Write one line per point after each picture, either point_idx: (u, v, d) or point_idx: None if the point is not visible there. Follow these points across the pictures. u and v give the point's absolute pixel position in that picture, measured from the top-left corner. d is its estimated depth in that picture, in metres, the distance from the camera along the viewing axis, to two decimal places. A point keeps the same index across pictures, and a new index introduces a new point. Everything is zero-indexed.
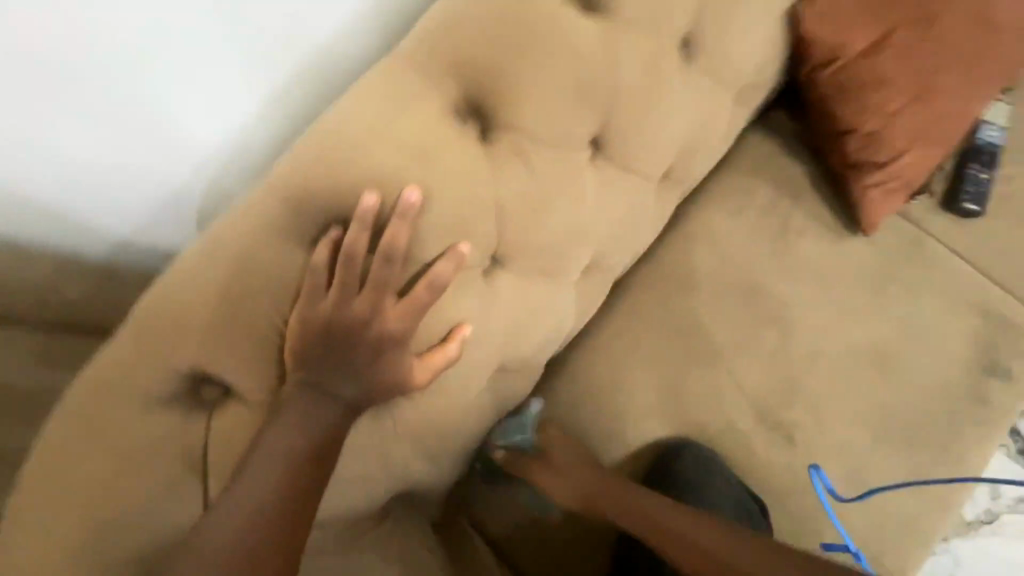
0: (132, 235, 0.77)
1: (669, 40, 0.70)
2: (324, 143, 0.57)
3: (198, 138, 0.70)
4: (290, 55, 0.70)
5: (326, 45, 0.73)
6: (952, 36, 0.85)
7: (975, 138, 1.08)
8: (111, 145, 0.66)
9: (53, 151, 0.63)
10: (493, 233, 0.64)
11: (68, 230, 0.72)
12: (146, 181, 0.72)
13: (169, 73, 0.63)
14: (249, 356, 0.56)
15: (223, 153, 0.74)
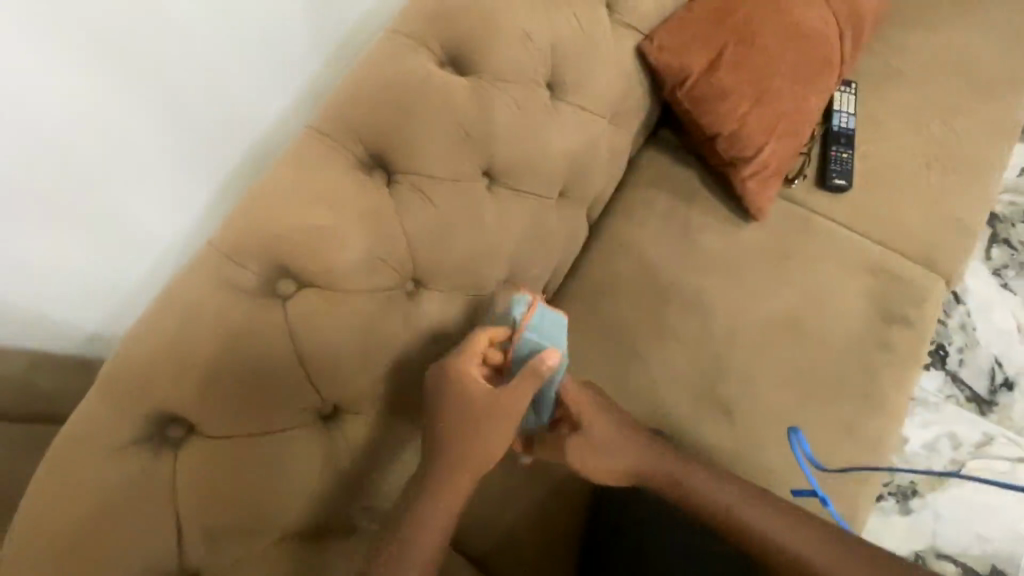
0: (103, 325, 0.89)
1: (535, 84, 0.85)
2: (253, 207, 0.68)
3: (158, 226, 0.86)
4: (219, 149, 0.89)
5: (249, 136, 0.92)
6: (775, 46, 1.03)
7: (832, 125, 1.25)
8: (80, 248, 0.80)
9: (32, 264, 0.76)
10: (407, 260, 0.76)
11: (46, 331, 0.84)
12: (112, 273, 0.86)
13: (124, 182, 0.79)
14: (207, 394, 0.64)
15: (174, 239, 0.90)
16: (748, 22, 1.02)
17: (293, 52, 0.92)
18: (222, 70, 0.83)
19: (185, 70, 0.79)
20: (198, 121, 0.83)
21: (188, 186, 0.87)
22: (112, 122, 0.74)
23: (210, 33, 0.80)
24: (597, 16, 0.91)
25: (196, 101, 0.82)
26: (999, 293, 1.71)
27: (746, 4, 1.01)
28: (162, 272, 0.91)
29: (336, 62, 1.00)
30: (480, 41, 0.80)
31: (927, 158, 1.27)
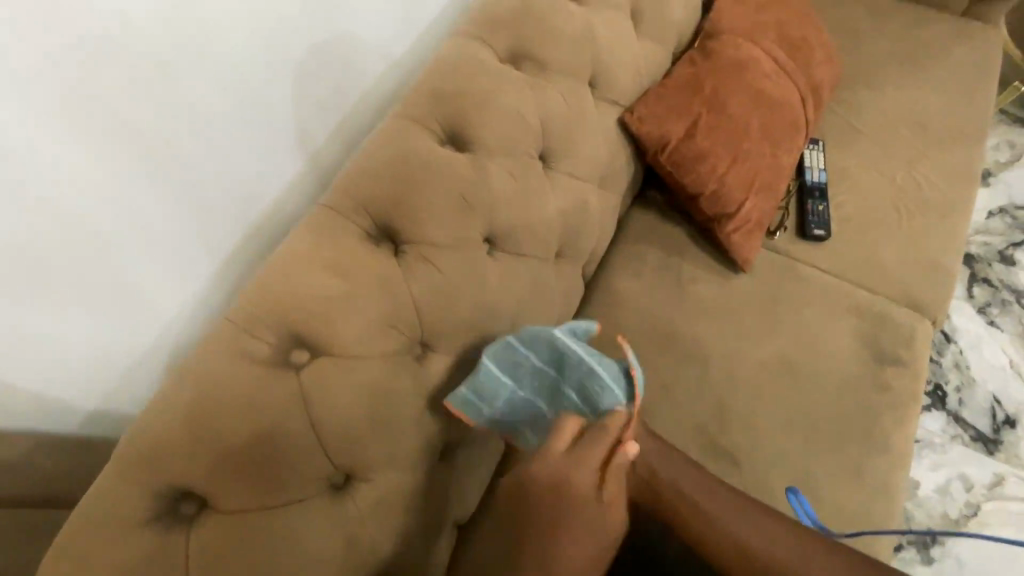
0: (103, 406, 0.89)
1: (529, 156, 0.92)
2: (269, 280, 0.72)
3: (166, 299, 0.89)
4: (228, 227, 0.94)
5: (255, 212, 0.98)
6: (744, 113, 1.13)
7: (805, 180, 1.34)
8: (91, 326, 0.81)
9: (45, 344, 0.77)
10: (414, 326, 0.78)
11: (46, 414, 0.82)
12: (119, 350, 0.86)
13: (138, 258, 0.83)
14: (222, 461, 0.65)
15: (180, 312, 0.93)
16: (718, 93, 1.11)
17: (292, 122, 0.98)
18: (225, 138, 0.88)
19: (204, 155, 0.85)
20: (211, 200, 0.89)
21: (197, 260, 0.92)
22: (117, 187, 0.76)
23: (225, 114, 0.86)
24: (582, 94, 1.00)
25: (199, 167, 0.86)
26: (986, 330, 1.75)
27: (715, 77, 1.11)
28: (153, 338, 0.90)
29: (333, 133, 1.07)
30: (477, 121, 0.87)
31: (898, 206, 1.35)
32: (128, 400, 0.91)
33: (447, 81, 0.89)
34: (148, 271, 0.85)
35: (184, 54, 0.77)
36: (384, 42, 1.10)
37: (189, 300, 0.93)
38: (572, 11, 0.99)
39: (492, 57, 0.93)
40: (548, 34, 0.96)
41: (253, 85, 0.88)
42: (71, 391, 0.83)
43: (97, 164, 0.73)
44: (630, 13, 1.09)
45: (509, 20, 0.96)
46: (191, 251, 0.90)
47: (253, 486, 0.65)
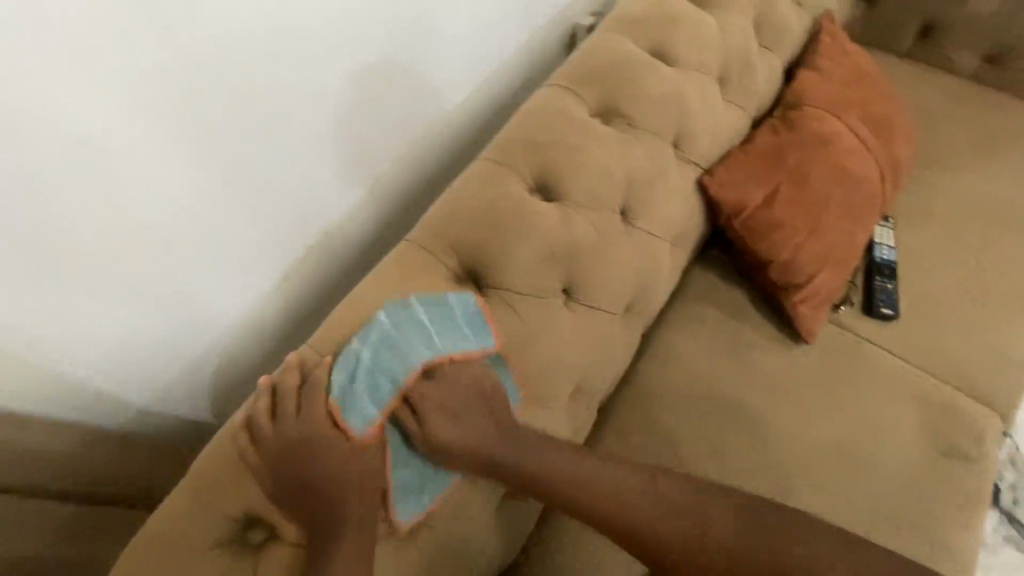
0: (141, 401, 0.93)
1: (612, 211, 0.93)
2: (358, 311, 0.73)
3: (218, 305, 0.95)
4: (279, 241, 1.00)
5: (305, 228, 1.05)
6: (824, 186, 1.12)
7: (875, 256, 1.31)
8: (146, 324, 0.86)
9: (102, 335, 0.81)
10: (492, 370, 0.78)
11: (87, 403, 0.86)
12: (166, 347, 0.91)
13: (198, 264, 0.88)
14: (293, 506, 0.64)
15: (226, 318, 0.98)
16: (799, 165, 1.11)
17: (344, 125, 1.01)
18: (278, 125, 0.89)
19: (269, 173, 0.92)
20: (272, 216, 0.96)
21: (251, 269, 0.98)
22: (176, 191, 0.80)
23: (293, 137, 0.93)
24: (667, 154, 1.00)
25: (252, 151, 0.87)
26: None
27: (797, 148, 1.12)
28: (185, 318, 0.91)
29: (380, 135, 1.12)
30: (566, 171, 0.88)
31: (969, 293, 1.31)
32: (163, 396, 0.96)
33: (539, 130, 0.90)
34: (191, 249, 0.86)
35: (253, 39, 0.80)
36: (436, 58, 1.16)
37: (222, 283, 0.94)
38: (664, 72, 1.01)
39: (585, 111, 0.95)
40: (640, 92, 0.98)
41: (312, 74, 0.91)
42: (103, 365, 0.84)
43: (163, 169, 0.77)
44: (718, 78, 1.11)
45: (603, 75, 0.97)
46: (245, 261, 0.96)
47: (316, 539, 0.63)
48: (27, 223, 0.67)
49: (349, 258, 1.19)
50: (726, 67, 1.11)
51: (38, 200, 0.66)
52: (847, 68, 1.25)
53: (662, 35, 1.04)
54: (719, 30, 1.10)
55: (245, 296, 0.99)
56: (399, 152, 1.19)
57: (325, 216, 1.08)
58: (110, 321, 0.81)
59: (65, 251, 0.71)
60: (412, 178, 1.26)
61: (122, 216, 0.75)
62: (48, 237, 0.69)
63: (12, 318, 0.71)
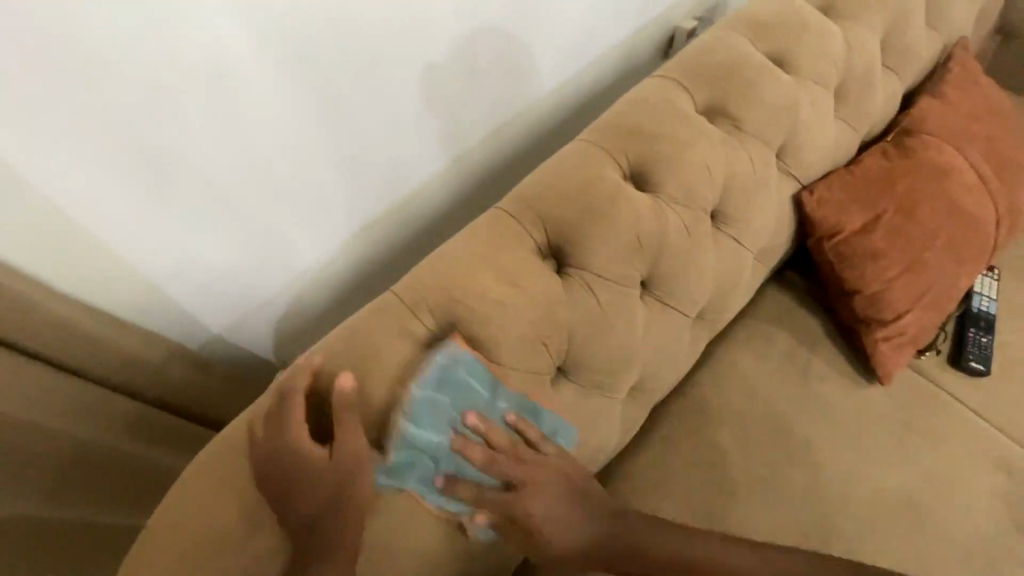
0: (218, 326, 0.99)
1: (703, 211, 0.90)
2: (442, 268, 0.75)
3: (299, 246, 1.00)
4: (364, 195, 1.05)
5: (390, 188, 1.09)
6: (932, 222, 1.05)
7: (971, 306, 1.22)
8: (236, 253, 0.92)
9: (196, 257, 0.87)
10: (560, 349, 0.79)
11: (173, 320, 0.92)
12: (247, 278, 0.97)
13: (290, 204, 0.93)
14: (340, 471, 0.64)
15: (304, 259, 1.03)
16: (907, 196, 1.04)
17: (447, 92, 1.05)
18: (385, 81, 0.93)
19: (370, 128, 0.97)
20: (364, 170, 1.01)
21: (336, 218, 1.03)
22: (286, 130, 0.85)
23: (397, 96, 0.97)
24: (768, 163, 0.97)
25: (357, 94, 0.91)
26: None
27: (909, 178, 1.05)
28: (272, 248, 0.96)
29: (476, 100, 1.13)
30: (665, 165, 0.87)
31: None
32: (236, 325, 1.02)
33: (643, 119, 0.88)
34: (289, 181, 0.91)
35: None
36: (540, 33, 1.16)
37: (307, 221, 0.98)
38: (781, 78, 0.97)
39: (691, 105, 0.92)
40: (752, 95, 0.94)
41: (422, 25, 0.93)
42: (197, 279, 0.89)
43: (278, 107, 0.82)
44: (836, 92, 1.05)
45: (716, 73, 0.94)
46: (331, 209, 1.01)
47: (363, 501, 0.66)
48: (161, 132, 0.72)
49: (424, 219, 1.21)
50: (845, 82, 1.05)
51: (173, 111, 0.72)
52: (976, 100, 1.17)
53: (783, 40, 0.99)
54: (845, 42, 1.04)
55: (326, 238, 1.04)
56: (490, 123, 1.20)
57: (411, 174, 1.11)
58: (210, 238, 0.87)
59: (186, 162, 0.77)
60: (496, 153, 1.27)
61: (237, 137, 0.80)
62: (175, 148, 0.75)
63: (132, 219, 0.76)
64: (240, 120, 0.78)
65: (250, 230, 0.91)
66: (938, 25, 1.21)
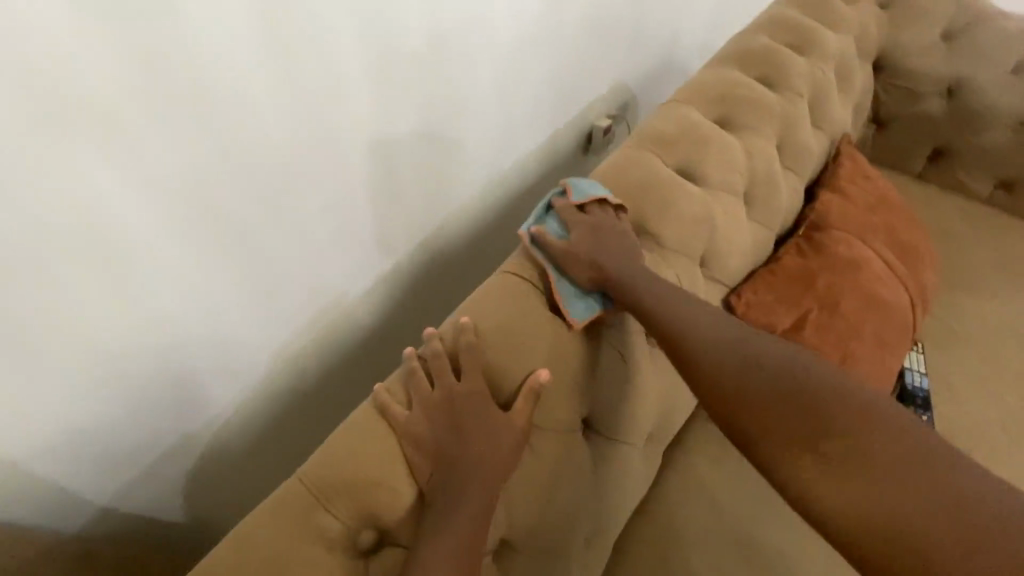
0: (105, 496, 0.85)
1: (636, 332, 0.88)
2: (354, 441, 0.66)
3: (208, 386, 0.90)
4: (282, 323, 0.97)
5: (312, 311, 1.02)
6: (857, 313, 1.08)
7: (906, 384, 1.24)
8: (129, 407, 0.81)
9: (74, 422, 0.75)
10: (500, 522, 0.72)
11: (45, 500, 0.78)
12: (146, 433, 0.85)
13: (194, 344, 0.85)
14: (430, 522, 0.64)
15: (216, 400, 0.93)
16: (828, 292, 1.07)
17: (366, 209, 1.02)
18: (299, 205, 0.89)
19: (285, 254, 0.91)
20: (279, 296, 0.94)
21: (253, 351, 0.95)
22: (186, 270, 0.78)
23: (315, 219, 0.93)
24: (693, 274, 0.97)
25: (268, 232, 0.87)
26: None
27: (827, 273, 1.08)
28: (178, 402, 0.87)
29: (398, 223, 1.10)
30: None
31: (1010, 432, 1.22)
32: (130, 492, 0.88)
33: None
34: (195, 329, 0.83)
35: (284, 128, 0.81)
36: (458, 153, 1.16)
37: (217, 358, 0.89)
38: (691, 190, 0.99)
39: None
40: (667, 209, 0.95)
41: (335, 162, 0.91)
42: (78, 451, 0.78)
43: (175, 251, 0.75)
44: (744, 197, 1.10)
45: (630, 189, 0.95)
46: (244, 343, 0.92)
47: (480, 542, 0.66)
48: (27, 304, 0.64)
49: (350, 346, 1.14)
50: (751, 187, 1.10)
51: (35, 275, 0.63)
52: (869, 191, 1.26)
53: (688, 154, 1.04)
54: (744, 152, 1.10)
55: (239, 377, 0.95)
56: (416, 242, 1.17)
57: (331, 296, 1.04)
58: (98, 403, 0.77)
59: (64, 332, 0.68)
60: (425, 269, 1.23)
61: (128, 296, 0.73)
62: (48, 319, 0.66)
63: None
64: (130, 278, 0.72)
65: (151, 386, 0.82)
66: (823, 126, 1.32)
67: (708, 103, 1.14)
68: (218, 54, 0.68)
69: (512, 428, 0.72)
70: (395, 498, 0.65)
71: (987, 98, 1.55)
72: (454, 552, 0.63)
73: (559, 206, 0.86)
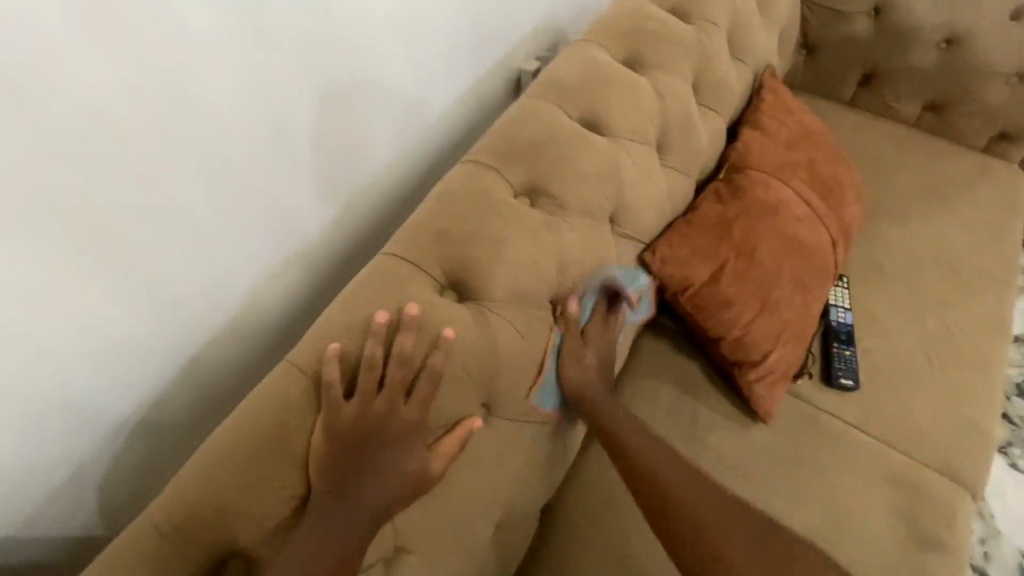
0: (18, 535, 0.72)
1: (541, 307, 0.82)
2: (210, 465, 0.60)
3: (124, 405, 0.76)
4: (206, 324, 0.83)
5: (241, 308, 0.88)
6: (775, 257, 1.05)
7: (831, 321, 1.24)
8: (25, 440, 0.67)
9: None
10: (391, 529, 0.68)
11: None
12: (54, 464, 0.72)
13: (96, 359, 0.70)
14: (289, 546, 0.59)
15: (137, 419, 0.79)
16: (746, 238, 1.03)
17: (287, 185, 0.86)
18: (203, 183, 0.73)
19: (195, 246, 0.76)
20: (195, 295, 0.79)
21: (174, 359, 0.81)
22: (59, 274, 0.63)
23: (225, 200, 0.78)
24: (601, 234, 0.90)
25: (167, 221, 0.71)
26: (1008, 474, 1.49)
27: (743, 219, 1.04)
28: (96, 428, 0.74)
29: (332, 200, 0.96)
30: (484, 266, 0.77)
31: (930, 357, 1.24)
32: (47, 527, 0.75)
33: (454, 216, 0.78)
34: (131, 347, 0.74)
35: (158, 94, 0.64)
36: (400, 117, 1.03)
37: (129, 372, 0.75)
38: (596, 142, 0.91)
39: (507, 191, 0.83)
40: (570, 166, 0.87)
41: (263, 153, 0.80)
42: None
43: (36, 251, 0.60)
44: (657, 144, 1.02)
45: (529, 146, 0.87)
46: (161, 352, 0.78)
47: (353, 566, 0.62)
48: None
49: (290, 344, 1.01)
50: (663, 133, 1.03)
51: None
52: (791, 127, 1.20)
53: (593, 101, 0.95)
54: (656, 94, 1.01)
55: (162, 388, 0.81)
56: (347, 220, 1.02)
57: (258, 290, 0.90)
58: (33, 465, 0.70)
59: None
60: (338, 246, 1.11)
61: (53, 348, 0.65)
62: None
63: None
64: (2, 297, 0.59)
65: (80, 416, 0.72)
66: (744, 58, 1.24)
67: (616, 42, 1.04)
68: (73, 42, 0.56)
69: (419, 465, 0.67)
70: (260, 521, 0.60)
71: (914, 16, 1.49)
72: None
73: (489, 191, 0.81)
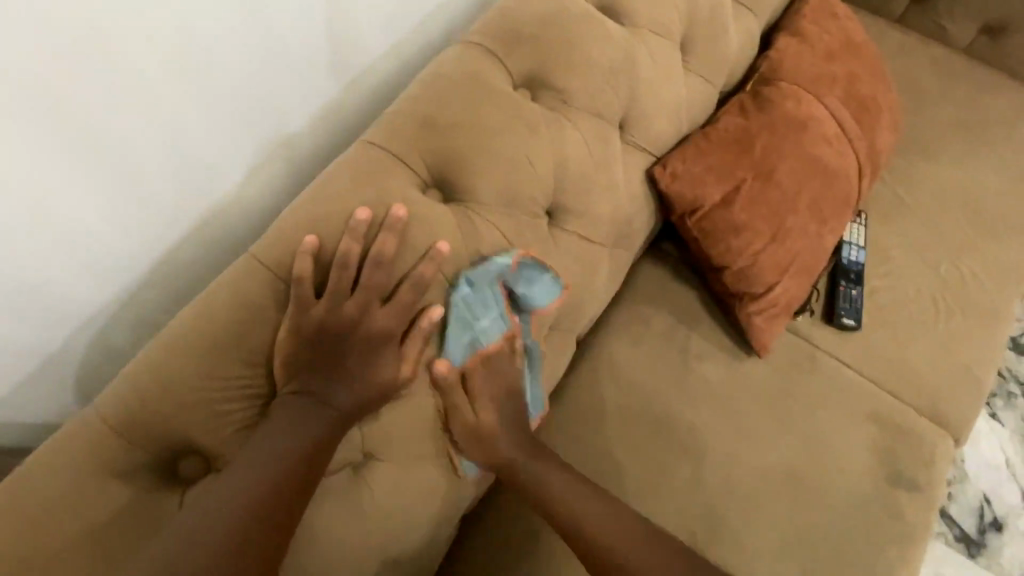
0: None
1: (535, 215, 0.75)
2: (163, 355, 0.55)
3: (90, 299, 0.69)
4: (183, 218, 0.74)
5: (225, 203, 0.78)
6: (795, 181, 0.96)
7: (841, 258, 1.18)
8: None
9: None
10: (360, 433, 0.66)
11: None
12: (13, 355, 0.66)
13: (50, 241, 0.62)
14: (247, 450, 0.56)
15: (109, 316, 0.72)
16: (766, 157, 0.94)
17: (274, 62, 0.74)
18: (169, 42, 0.61)
19: (164, 121, 0.65)
20: (168, 182, 0.69)
21: (147, 253, 0.72)
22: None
23: (198, 69, 0.66)
24: (608, 141, 0.81)
25: (126, 86, 0.60)
26: (986, 423, 1.50)
27: (767, 135, 0.94)
28: (60, 321, 0.68)
29: (326, 87, 0.83)
30: (474, 163, 0.68)
31: (937, 301, 1.19)
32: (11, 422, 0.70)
33: (442, 104, 0.68)
34: (93, 233, 0.65)
35: None
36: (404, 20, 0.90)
37: (94, 262, 0.67)
38: (613, 31, 0.80)
39: (505, 80, 0.73)
40: (579, 57, 0.76)
41: (255, 109, 0.75)
42: None
43: None
44: (681, 42, 0.90)
45: (535, 29, 0.75)
46: (131, 243, 0.70)
47: (317, 472, 0.59)
48: None
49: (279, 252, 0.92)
50: (690, 29, 0.90)
51: None
52: (834, 35, 1.06)
53: None
54: None
55: (136, 286, 0.73)
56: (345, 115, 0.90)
57: (244, 187, 0.79)
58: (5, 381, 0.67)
59: None
60: None
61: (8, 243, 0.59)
62: None
63: None
64: None
65: (43, 305, 0.65)
66: None
67: None
68: None
69: (391, 374, 0.63)
70: (219, 416, 0.57)
71: None
72: (281, 475, 0.56)
73: (486, 79, 0.71)
